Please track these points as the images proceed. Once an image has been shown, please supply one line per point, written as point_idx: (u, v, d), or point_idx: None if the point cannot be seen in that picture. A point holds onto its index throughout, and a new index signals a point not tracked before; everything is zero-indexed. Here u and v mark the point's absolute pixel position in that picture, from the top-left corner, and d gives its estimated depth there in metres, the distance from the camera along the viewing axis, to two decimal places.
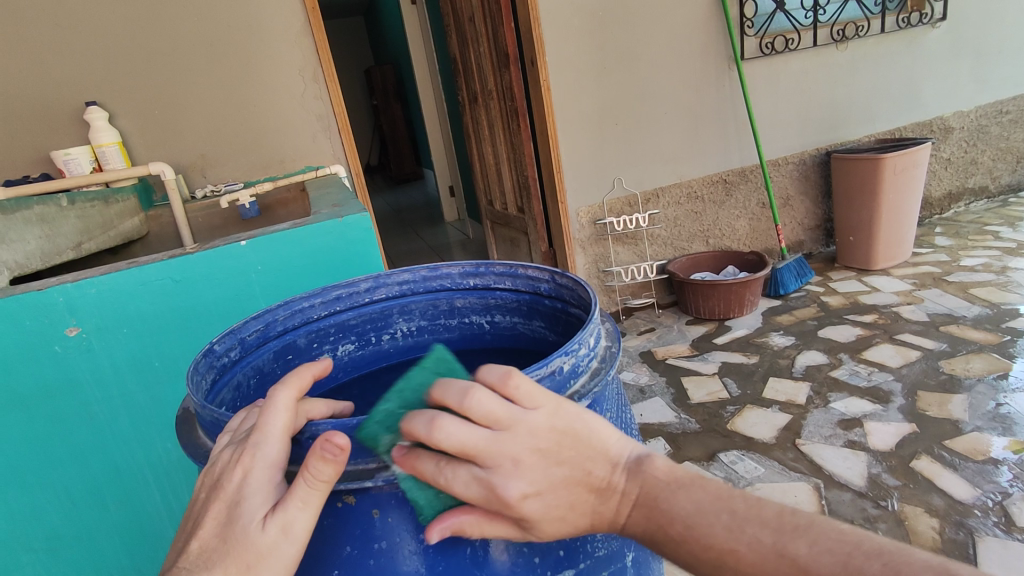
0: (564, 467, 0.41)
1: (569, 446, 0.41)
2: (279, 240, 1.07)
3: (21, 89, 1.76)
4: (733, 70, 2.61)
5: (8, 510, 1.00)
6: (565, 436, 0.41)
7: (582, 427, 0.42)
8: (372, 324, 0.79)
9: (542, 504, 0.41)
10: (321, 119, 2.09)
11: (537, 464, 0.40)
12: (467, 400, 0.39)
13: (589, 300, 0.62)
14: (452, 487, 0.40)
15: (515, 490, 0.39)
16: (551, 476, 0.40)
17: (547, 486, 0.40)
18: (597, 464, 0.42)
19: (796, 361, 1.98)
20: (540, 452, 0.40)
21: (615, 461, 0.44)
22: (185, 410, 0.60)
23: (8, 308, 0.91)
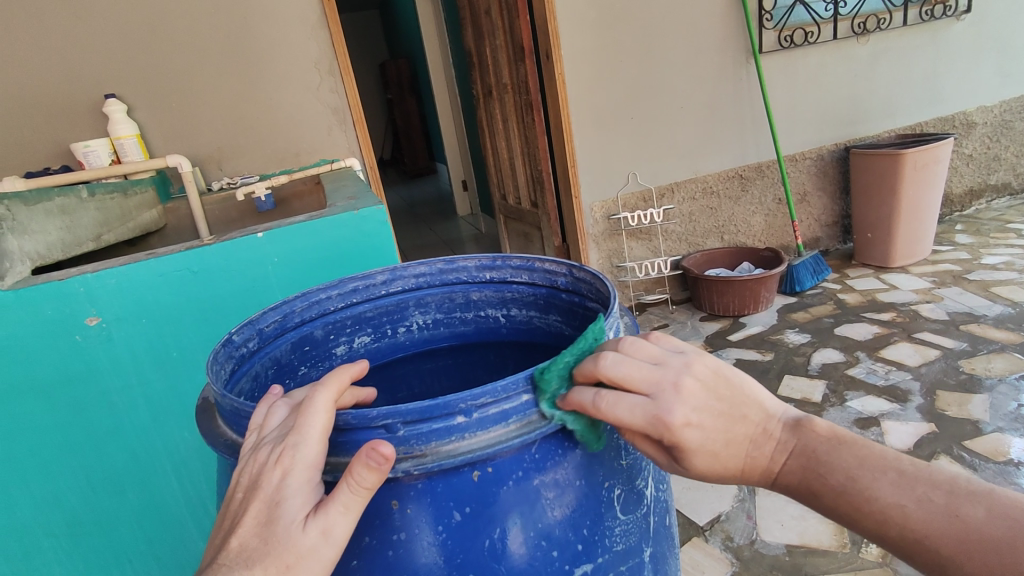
0: (721, 402, 0.47)
1: (723, 387, 0.47)
2: (295, 232, 1.07)
3: (41, 81, 1.78)
4: (750, 64, 2.58)
5: (30, 496, 1.02)
6: (718, 377, 0.47)
7: (732, 377, 0.49)
8: (388, 316, 0.80)
9: (702, 436, 0.46)
10: (337, 113, 2.10)
11: (698, 393, 0.46)
12: (624, 345, 0.48)
13: (607, 294, 0.62)
14: (617, 410, 0.45)
15: (679, 413, 0.44)
16: (709, 408, 0.46)
17: (708, 418, 0.46)
18: (752, 409, 0.49)
19: (811, 358, 1.96)
20: (698, 384, 0.46)
21: (770, 412, 0.51)
22: (204, 400, 0.60)
23: (30, 298, 0.93)
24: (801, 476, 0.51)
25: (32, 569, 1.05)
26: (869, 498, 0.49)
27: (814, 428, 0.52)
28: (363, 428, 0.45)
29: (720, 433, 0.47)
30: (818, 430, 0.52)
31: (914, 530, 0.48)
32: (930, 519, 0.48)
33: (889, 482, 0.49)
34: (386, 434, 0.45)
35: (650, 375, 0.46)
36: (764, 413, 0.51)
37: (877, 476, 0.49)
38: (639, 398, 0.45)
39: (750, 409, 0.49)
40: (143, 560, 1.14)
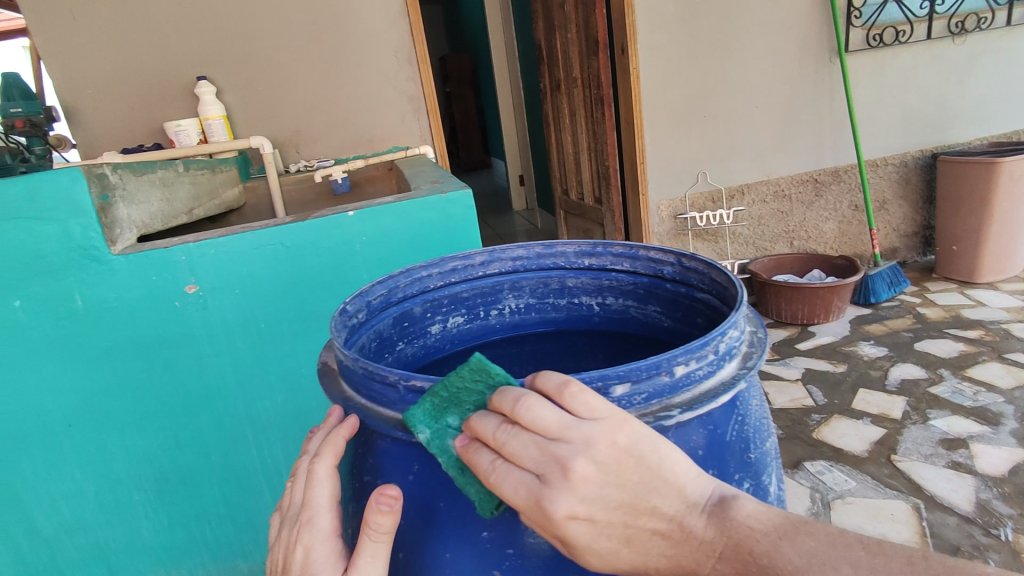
0: (621, 489, 0.37)
1: (631, 466, 0.37)
2: (383, 212, 1.06)
3: (141, 63, 1.88)
4: (835, 63, 2.46)
5: (122, 450, 1.09)
6: (626, 457, 0.37)
7: (651, 453, 0.38)
8: (483, 298, 0.79)
9: (594, 529, 0.37)
10: (412, 101, 2.13)
11: (591, 481, 0.36)
12: (520, 407, 0.38)
13: (726, 282, 0.59)
14: (500, 490, 0.38)
15: (560, 503, 0.36)
16: (604, 500, 0.36)
17: (601, 510, 0.37)
18: (663, 497, 0.38)
19: (890, 373, 1.87)
20: (596, 468, 0.36)
21: (689, 500, 0.39)
22: (327, 365, 0.59)
23: (138, 263, 0.99)
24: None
25: (123, 519, 1.13)
26: None
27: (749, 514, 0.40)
28: None
29: (619, 527, 0.38)
30: (751, 522, 0.39)
31: None
32: None
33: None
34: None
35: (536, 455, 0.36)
36: (675, 500, 0.39)
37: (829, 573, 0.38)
38: (522, 481, 0.37)
39: (662, 486, 0.38)
40: (221, 520, 1.20)
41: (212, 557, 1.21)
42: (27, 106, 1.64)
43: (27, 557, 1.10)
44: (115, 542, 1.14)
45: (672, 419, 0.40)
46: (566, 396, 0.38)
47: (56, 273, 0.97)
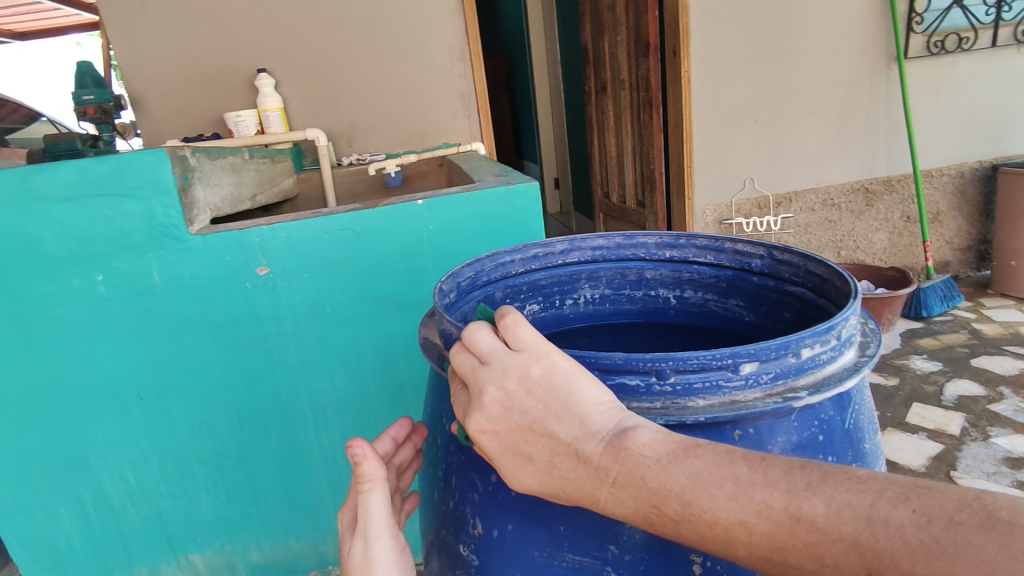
0: (522, 416, 0.38)
1: (536, 396, 0.38)
2: (451, 202, 1.07)
3: (205, 54, 1.94)
4: (892, 71, 2.41)
5: (188, 425, 1.12)
6: (535, 387, 0.38)
7: (565, 385, 0.38)
8: (559, 287, 0.79)
9: (506, 446, 0.39)
10: (463, 98, 2.14)
11: (498, 403, 0.39)
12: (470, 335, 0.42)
13: (828, 272, 0.58)
14: (455, 406, 0.43)
15: (472, 418, 0.40)
16: (505, 423, 0.39)
17: (506, 429, 0.39)
18: (560, 424, 0.37)
19: (945, 389, 1.81)
20: (502, 392, 0.38)
21: (589, 431, 0.37)
22: (425, 338, 0.57)
23: (213, 243, 1.01)
24: (636, 508, 0.37)
25: (184, 492, 1.17)
26: (709, 522, 0.35)
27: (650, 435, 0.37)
28: (631, 370, 0.39)
29: (525, 448, 0.39)
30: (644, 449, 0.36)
31: (762, 551, 0.34)
32: (777, 539, 0.33)
33: (728, 496, 0.34)
34: (655, 381, 0.39)
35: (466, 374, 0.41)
36: (573, 425, 0.37)
37: (711, 492, 0.34)
38: (465, 395, 0.42)
39: (564, 416, 0.38)
40: (276, 498, 1.22)
41: (264, 533, 1.24)
42: (100, 93, 1.70)
43: (95, 521, 1.16)
44: (176, 515, 1.19)
45: (800, 400, 0.40)
46: (501, 326, 0.40)
47: (137, 250, 1.00)
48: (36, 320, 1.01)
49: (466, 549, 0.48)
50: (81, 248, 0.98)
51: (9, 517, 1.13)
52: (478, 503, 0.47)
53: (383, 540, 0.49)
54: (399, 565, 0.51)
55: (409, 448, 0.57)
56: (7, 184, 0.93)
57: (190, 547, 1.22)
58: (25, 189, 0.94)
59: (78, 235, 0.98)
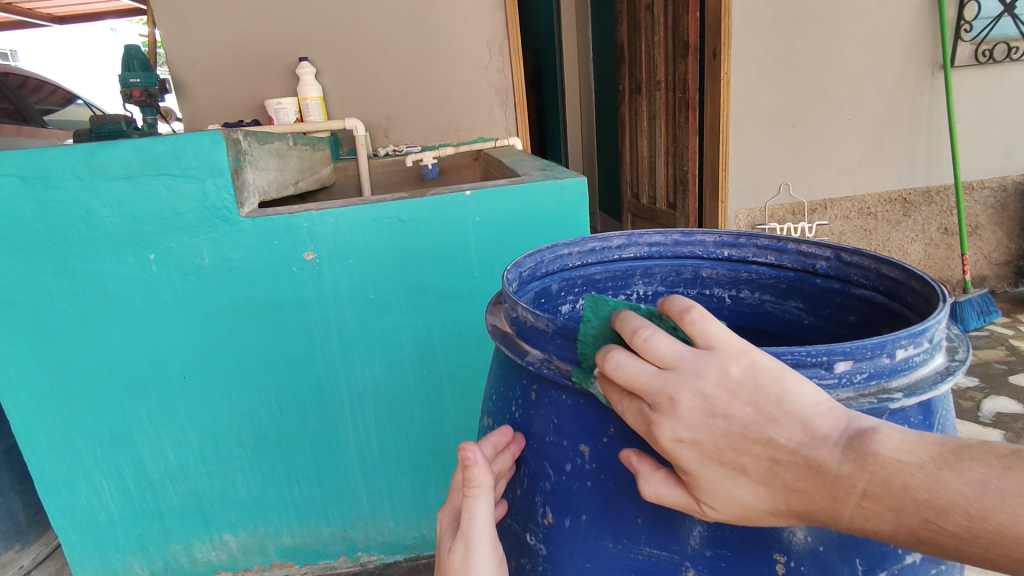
0: (728, 420, 0.33)
1: (743, 399, 0.33)
2: (498, 194, 1.06)
3: (250, 42, 1.97)
4: (938, 79, 2.36)
5: (228, 405, 1.14)
6: (742, 389, 0.33)
7: (773, 383, 0.34)
8: (613, 282, 0.78)
9: (708, 456, 0.35)
10: (500, 93, 2.14)
11: (698, 410, 0.34)
12: (637, 336, 0.37)
13: (908, 275, 0.57)
14: (624, 415, 0.38)
15: (663, 427, 0.35)
16: (710, 432, 0.34)
17: (708, 437, 0.34)
18: (780, 430, 0.33)
19: (982, 405, 1.77)
20: (705, 396, 0.33)
21: (814, 436, 0.33)
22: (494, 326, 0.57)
23: (263, 227, 1.02)
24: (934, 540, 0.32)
25: (221, 471, 1.19)
26: None
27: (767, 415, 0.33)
28: None
29: (734, 456, 0.34)
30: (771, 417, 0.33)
31: None
32: None
33: None
34: None
35: (644, 380, 0.35)
36: (799, 431, 0.33)
37: None
38: (639, 403, 0.37)
39: (782, 418, 0.33)
40: (309, 483, 1.23)
41: (296, 517, 1.25)
42: (146, 76, 1.72)
43: (134, 496, 1.19)
44: (212, 493, 1.20)
45: (895, 402, 0.40)
46: (688, 324, 0.35)
47: (190, 231, 1.02)
48: (90, 296, 1.04)
49: (534, 539, 0.49)
50: (138, 227, 1.00)
51: (54, 487, 1.17)
52: (550, 492, 0.48)
53: (485, 550, 0.47)
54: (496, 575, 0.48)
55: (508, 455, 0.51)
56: (70, 161, 0.96)
57: (223, 527, 1.24)
58: (87, 167, 0.96)
59: (135, 214, 1.00)
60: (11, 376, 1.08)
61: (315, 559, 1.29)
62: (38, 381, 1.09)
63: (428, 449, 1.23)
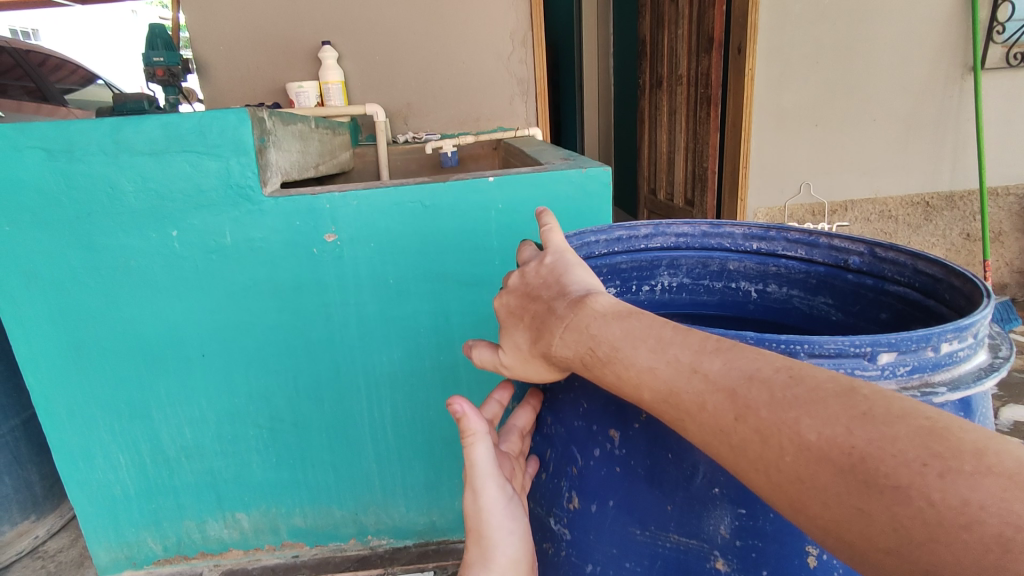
0: (529, 286, 0.49)
1: (541, 274, 0.49)
2: (522, 182, 1.05)
3: (273, 25, 1.97)
4: (967, 81, 2.31)
5: (246, 385, 1.15)
6: (544, 269, 0.49)
7: (565, 271, 0.48)
8: (639, 273, 0.76)
9: (511, 315, 0.49)
10: (521, 83, 2.12)
11: (514, 280, 0.50)
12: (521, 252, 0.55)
13: (953, 272, 0.55)
14: None
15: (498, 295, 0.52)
16: (516, 294, 0.49)
17: (516, 299, 0.50)
18: (550, 291, 0.47)
19: (1000, 414, 1.74)
20: (521, 271, 0.50)
21: (565, 294, 0.46)
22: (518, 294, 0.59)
23: (285, 207, 1.02)
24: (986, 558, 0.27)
25: (236, 450, 1.20)
26: None
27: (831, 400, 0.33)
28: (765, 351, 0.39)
29: (520, 311, 0.48)
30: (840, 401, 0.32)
31: None
32: None
33: None
34: None
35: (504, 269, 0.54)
36: (559, 291, 0.47)
37: None
38: None
39: (556, 285, 0.47)
40: (323, 466, 1.23)
41: (309, 499, 1.26)
42: (169, 55, 1.72)
43: (150, 472, 1.20)
44: (226, 472, 1.21)
45: (940, 396, 0.39)
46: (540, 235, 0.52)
47: (213, 209, 1.02)
48: (113, 271, 1.04)
49: (558, 522, 0.50)
50: (161, 203, 1.01)
51: (71, 460, 1.18)
52: (576, 477, 0.49)
53: (493, 491, 0.46)
54: (510, 513, 0.47)
55: (527, 412, 0.54)
56: (96, 136, 0.96)
57: (237, 506, 1.25)
58: (112, 141, 0.96)
59: (158, 190, 1.00)
60: (33, 349, 1.09)
61: (326, 540, 1.30)
62: (59, 354, 1.10)
63: (442, 436, 1.23)
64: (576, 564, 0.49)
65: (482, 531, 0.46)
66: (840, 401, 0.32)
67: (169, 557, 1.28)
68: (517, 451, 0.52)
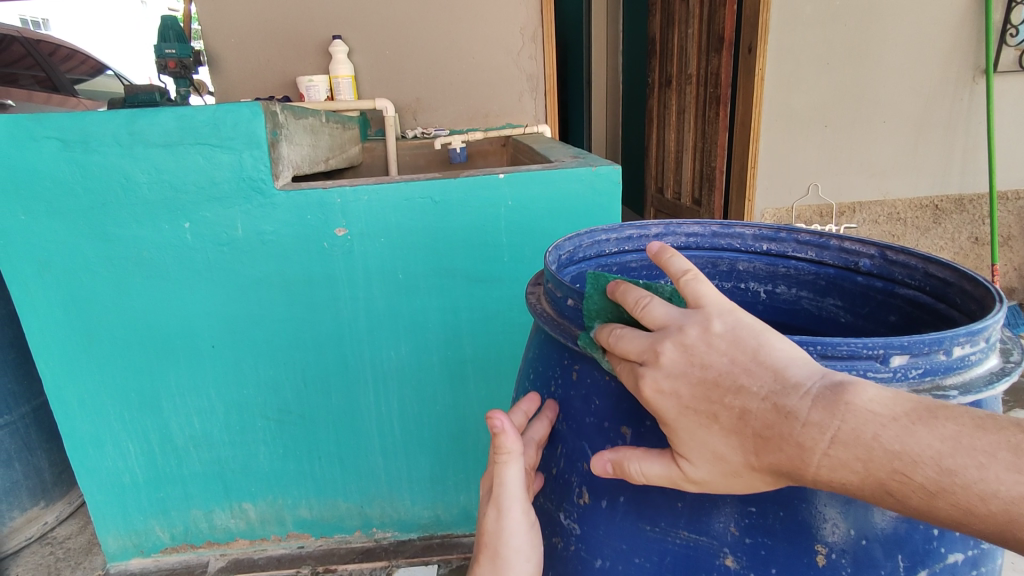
0: (706, 370, 0.36)
1: (720, 350, 0.36)
2: (532, 179, 1.05)
3: (284, 19, 1.97)
4: (979, 84, 2.30)
5: (255, 375, 1.15)
6: (720, 340, 0.36)
7: (752, 339, 0.36)
8: (649, 271, 0.76)
9: (682, 407, 0.37)
10: (531, 80, 2.12)
11: (677, 360, 0.37)
12: (639, 306, 0.40)
13: (964, 276, 0.55)
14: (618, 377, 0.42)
15: (647, 379, 0.38)
16: (688, 381, 0.36)
17: (687, 387, 0.36)
18: (753, 379, 0.35)
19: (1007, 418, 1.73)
20: (685, 346, 0.36)
21: (787, 384, 0.34)
22: (532, 294, 0.59)
23: (297, 201, 1.03)
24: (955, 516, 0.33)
25: (244, 441, 1.21)
26: None
27: (840, 397, 0.33)
28: None
29: (709, 405, 0.36)
30: (847, 397, 0.33)
31: None
32: None
33: None
34: None
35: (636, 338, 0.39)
36: (768, 379, 0.35)
37: None
38: (628, 367, 0.40)
39: (753, 367, 0.35)
40: (330, 459, 1.24)
41: (315, 491, 1.27)
42: (181, 48, 1.73)
43: (159, 461, 1.21)
44: (234, 463, 1.22)
45: (951, 398, 0.39)
46: (678, 285, 0.39)
47: (225, 201, 1.03)
48: (126, 262, 1.05)
49: (567, 518, 0.51)
50: (174, 195, 1.02)
51: (81, 447, 1.19)
52: (587, 474, 0.49)
53: (516, 512, 0.48)
54: (529, 540, 0.49)
55: (544, 423, 0.52)
56: (111, 127, 0.97)
57: (244, 496, 1.26)
58: (128, 133, 0.97)
59: (172, 182, 1.01)
60: (45, 337, 1.10)
61: (331, 532, 1.31)
62: (71, 342, 1.11)
63: (448, 430, 1.24)
64: (585, 559, 0.49)
65: (500, 550, 0.48)
66: (843, 396, 0.33)
67: (176, 546, 1.29)
68: (534, 463, 0.52)
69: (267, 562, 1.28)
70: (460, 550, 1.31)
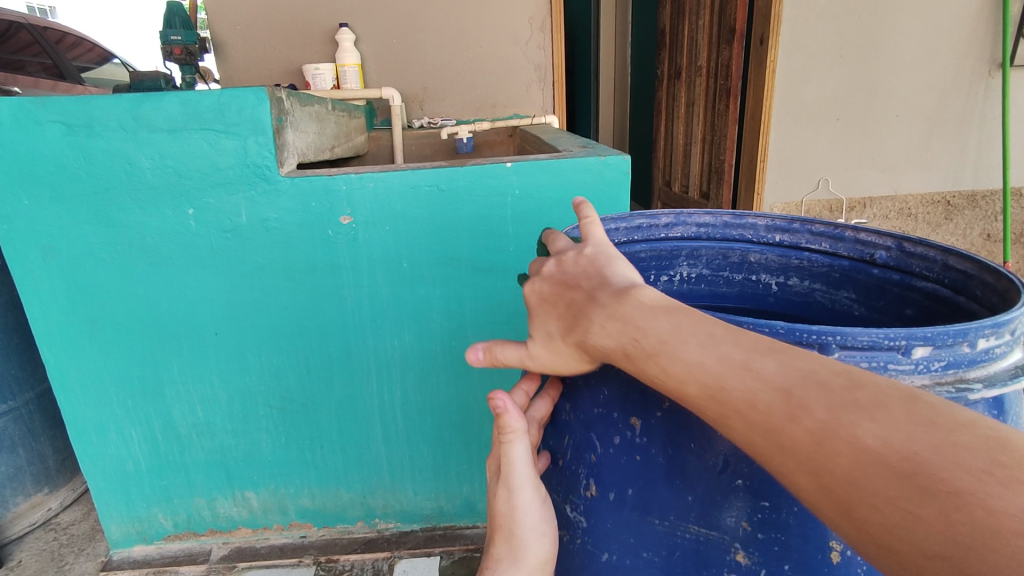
0: (566, 276, 0.49)
1: (580, 265, 0.49)
2: (540, 168, 1.04)
3: (291, 6, 1.96)
4: (995, 78, 2.25)
5: (258, 362, 1.15)
6: (584, 260, 0.49)
7: (604, 262, 0.49)
8: (658, 262, 0.75)
9: (543, 303, 0.50)
10: (539, 70, 2.10)
11: (550, 268, 0.50)
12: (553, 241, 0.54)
13: (990, 270, 0.54)
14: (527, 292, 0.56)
15: (528, 282, 0.51)
16: (550, 283, 0.49)
17: (550, 288, 0.50)
18: (589, 282, 0.47)
19: None
20: (558, 259, 0.50)
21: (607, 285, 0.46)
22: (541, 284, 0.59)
23: (301, 188, 1.02)
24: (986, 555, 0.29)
25: (247, 429, 1.20)
26: None
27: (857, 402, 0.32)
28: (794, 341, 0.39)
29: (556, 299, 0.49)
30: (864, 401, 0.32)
31: None
32: None
33: None
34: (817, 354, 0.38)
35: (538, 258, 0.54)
36: (600, 283, 0.47)
37: None
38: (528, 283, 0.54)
39: (594, 276, 0.48)
40: (333, 448, 1.24)
41: (317, 480, 1.26)
42: (187, 34, 1.72)
43: (162, 449, 1.21)
44: (237, 451, 1.22)
45: (976, 392, 0.38)
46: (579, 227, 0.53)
47: (229, 187, 1.01)
48: (130, 247, 1.05)
49: (574, 510, 0.50)
50: (178, 181, 1.01)
51: (84, 434, 1.19)
52: (595, 463, 0.48)
53: (526, 491, 0.47)
54: (543, 517, 0.48)
55: (546, 403, 0.52)
56: (116, 111, 0.96)
57: (247, 485, 1.26)
58: (131, 117, 0.96)
59: (176, 168, 1.00)
60: (48, 322, 1.10)
61: (334, 522, 1.31)
62: (73, 328, 1.10)
63: (452, 421, 1.23)
64: (592, 552, 0.48)
65: (514, 531, 0.47)
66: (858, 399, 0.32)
67: (179, 533, 1.30)
68: (538, 446, 0.52)
69: (270, 551, 1.28)
70: (463, 542, 1.30)
